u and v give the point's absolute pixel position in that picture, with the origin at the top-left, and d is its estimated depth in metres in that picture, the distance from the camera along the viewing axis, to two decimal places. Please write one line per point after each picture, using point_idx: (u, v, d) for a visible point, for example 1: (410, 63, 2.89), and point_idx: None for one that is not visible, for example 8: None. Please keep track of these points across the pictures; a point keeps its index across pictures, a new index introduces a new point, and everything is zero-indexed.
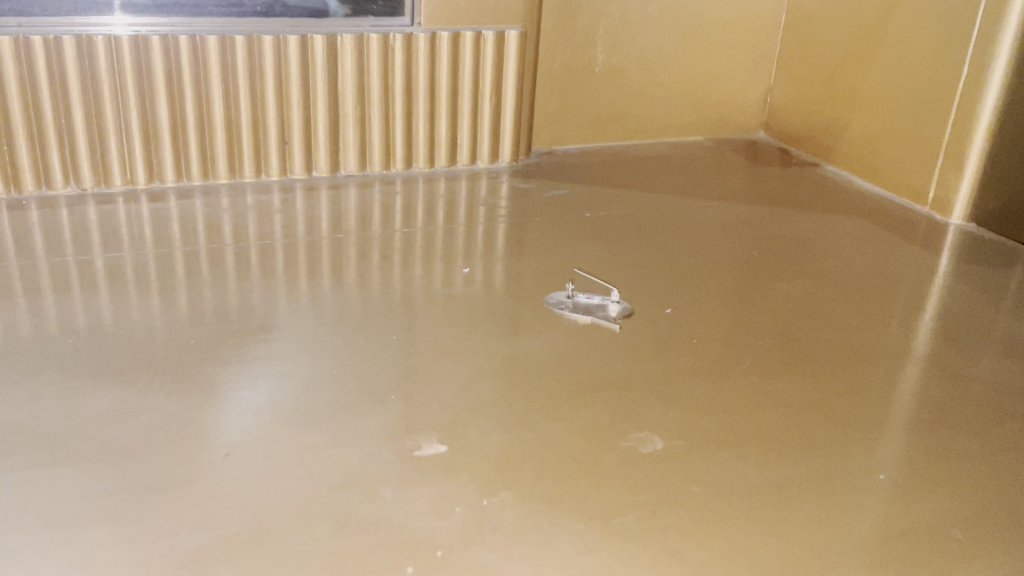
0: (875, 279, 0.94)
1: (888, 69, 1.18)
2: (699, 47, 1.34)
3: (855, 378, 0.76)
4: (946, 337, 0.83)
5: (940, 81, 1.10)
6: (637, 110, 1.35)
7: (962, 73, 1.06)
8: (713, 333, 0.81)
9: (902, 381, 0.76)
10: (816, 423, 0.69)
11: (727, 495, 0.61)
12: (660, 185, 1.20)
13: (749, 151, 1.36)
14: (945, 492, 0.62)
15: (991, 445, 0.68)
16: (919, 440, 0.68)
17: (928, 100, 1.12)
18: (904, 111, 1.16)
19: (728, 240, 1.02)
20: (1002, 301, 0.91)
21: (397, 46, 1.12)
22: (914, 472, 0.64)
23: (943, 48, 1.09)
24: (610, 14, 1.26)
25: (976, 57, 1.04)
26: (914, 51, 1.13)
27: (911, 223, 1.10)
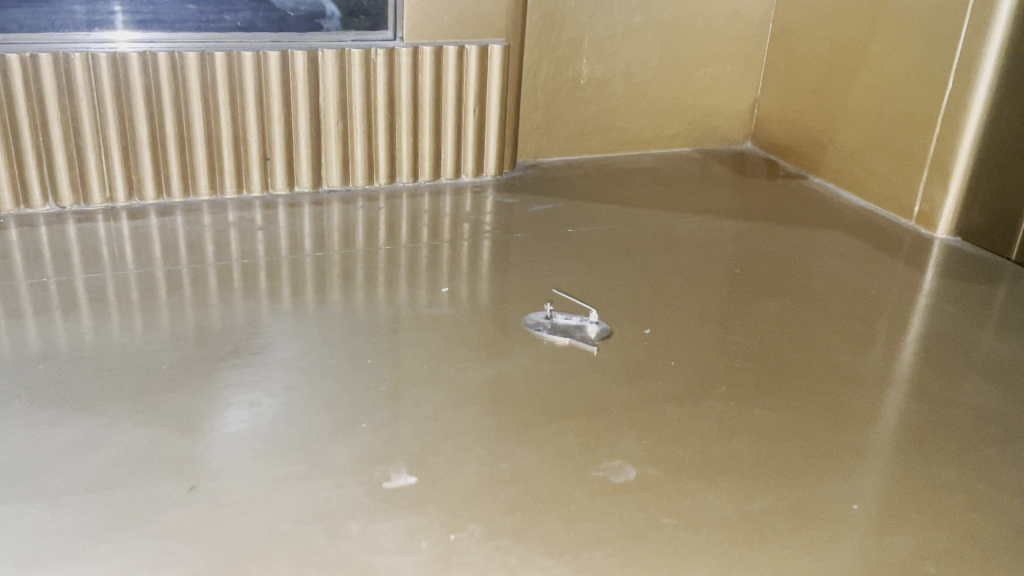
0: (856, 298, 0.94)
1: (872, 81, 1.18)
2: (684, 58, 1.34)
3: (836, 403, 0.76)
4: (927, 360, 0.83)
5: (924, 96, 1.10)
6: (621, 121, 1.35)
7: (947, 89, 1.07)
8: (694, 356, 0.81)
9: (881, 406, 0.76)
10: (795, 451, 0.69)
11: (703, 527, 0.60)
12: (643, 199, 1.19)
13: (734, 162, 1.36)
14: (922, 523, 0.62)
15: (970, 474, 0.68)
16: (897, 469, 0.68)
17: (911, 113, 1.12)
18: (888, 124, 1.16)
19: (710, 257, 1.02)
20: (982, 321, 0.91)
21: (379, 61, 1.11)
22: (892, 503, 0.64)
23: (925, 63, 1.09)
24: (594, 26, 1.26)
25: (960, 73, 1.05)
26: (897, 64, 1.14)
27: (893, 238, 1.11)
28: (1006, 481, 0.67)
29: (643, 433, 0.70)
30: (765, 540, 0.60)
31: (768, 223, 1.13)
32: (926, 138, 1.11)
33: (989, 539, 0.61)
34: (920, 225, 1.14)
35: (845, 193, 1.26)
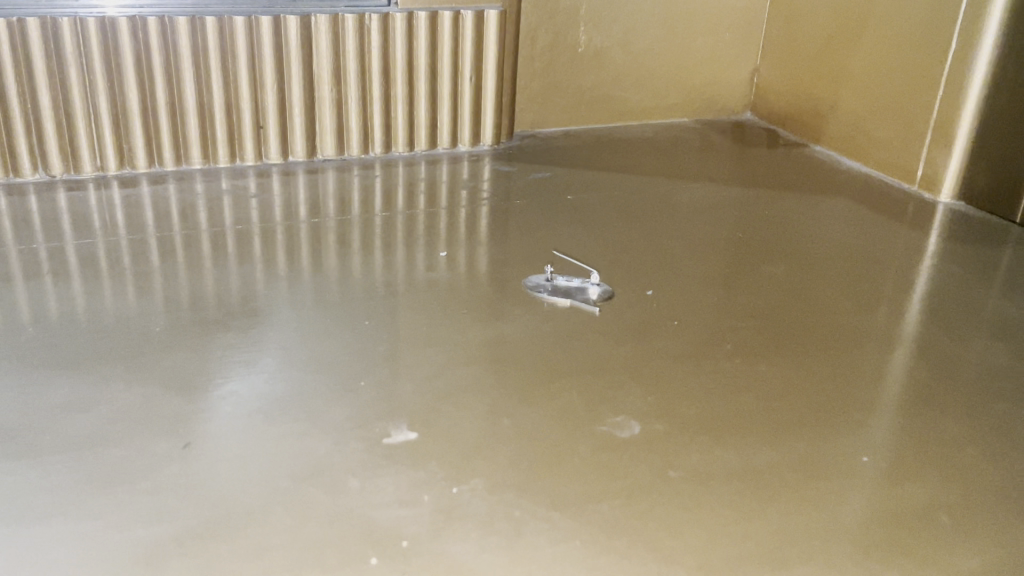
0: (860, 261, 0.93)
1: (874, 45, 1.17)
2: (683, 26, 1.32)
3: (842, 360, 0.75)
4: (932, 318, 0.82)
5: (927, 58, 1.09)
6: (620, 90, 1.33)
7: (951, 50, 1.05)
8: (697, 316, 0.80)
9: (888, 362, 0.75)
10: (802, 406, 0.68)
11: (710, 480, 0.59)
12: (643, 166, 1.18)
13: (734, 132, 1.35)
14: (933, 476, 0.61)
15: (980, 428, 0.67)
16: (905, 423, 0.67)
17: (913, 75, 1.11)
18: (891, 88, 1.15)
19: (712, 221, 1.01)
20: (987, 281, 0.90)
21: (373, 26, 1.09)
22: (901, 456, 0.63)
23: (928, 24, 1.08)
24: None
25: (964, 33, 1.03)
26: (899, 26, 1.12)
27: (896, 203, 1.09)
28: (1016, 433, 0.66)
29: (647, 389, 0.68)
30: (774, 492, 0.58)
31: (770, 189, 1.12)
32: (929, 101, 1.09)
33: (1001, 491, 0.60)
34: (923, 189, 1.13)
35: (846, 160, 1.24)
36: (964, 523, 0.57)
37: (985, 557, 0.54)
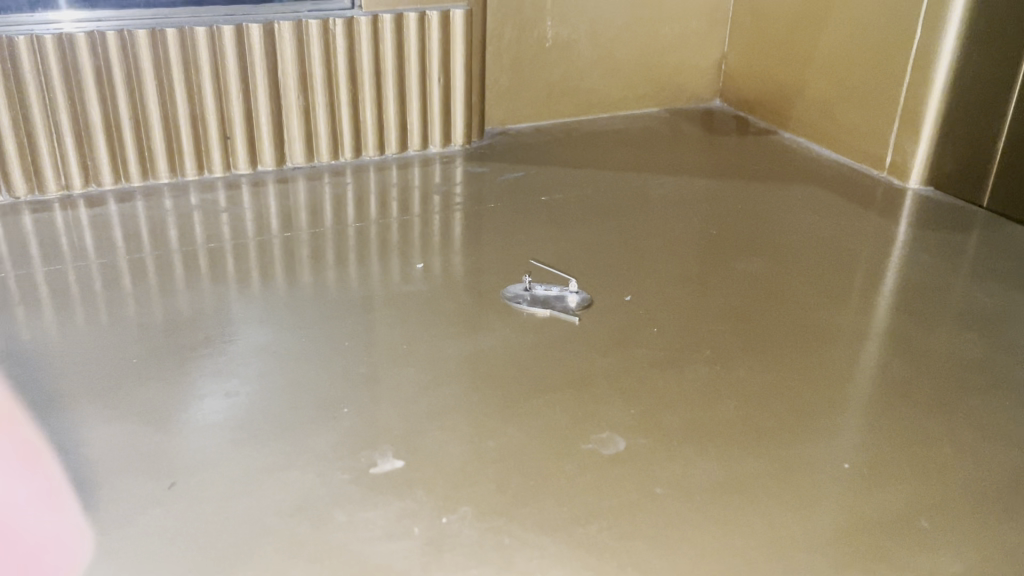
0: (832, 252, 0.94)
1: (840, 32, 1.17)
2: (649, 15, 1.31)
3: (818, 360, 0.75)
4: (904, 311, 0.83)
5: (892, 46, 1.09)
6: (589, 83, 1.32)
7: (915, 38, 1.06)
8: (674, 320, 0.80)
9: (862, 359, 0.76)
10: (781, 410, 0.69)
11: (694, 494, 0.60)
12: (615, 161, 1.18)
13: (703, 121, 1.35)
14: (912, 477, 0.62)
15: (955, 424, 0.68)
16: (882, 423, 0.68)
17: (880, 62, 1.12)
18: (858, 74, 1.15)
19: (686, 218, 1.01)
20: (956, 269, 0.91)
21: (338, 30, 1.07)
22: (879, 457, 0.64)
23: (892, 12, 1.08)
24: None
25: (927, 21, 1.04)
26: (864, 12, 1.13)
27: (867, 190, 1.10)
28: (989, 430, 0.67)
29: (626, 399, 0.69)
30: (759, 504, 0.59)
31: (742, 180, 1.12)
32: (896, 87, 1.10)
33: (977, 490, 0.61)
34: (891, 174, 1.14)
35: (816, 146, 1.25)
36: (943, 526, 0.58)
37: (965, 562, 0.55)
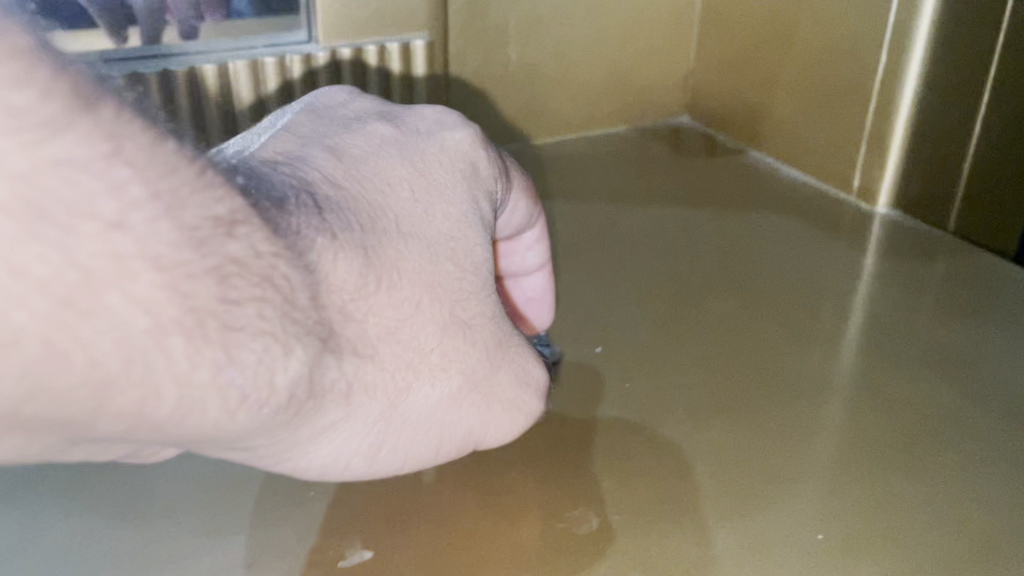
0: (795, 284, 0.93)
1: (798, 55, 1.12)
2: (613, 32, 1.25)
3: (790, 399, 0.60)
4: (874, 339, 0.69)
5: (857, 73, 1.04)
6: (555, 104, 1.26)
7: (878, 68, 1.01)
8: (631, 344, 0.69)
9: (829, 395, 0.61)
10: (752, 460, 0.52)
11: (673, 463, 0.52)
12: (585, 189, 1.16)
13: (672, 142, 1.30)
14: (894, 462, 0.53)
15: (949, 480, 0.52)
16: (863, 471, 0.52)
17: (845, 88, 1.06)
18: (819, 91, 1.10)
19: (657, 256, 0.99)
20: (922, 295, 0.89)
21: None
22: (852, 438, 0.56)
23: (856, 36, 1.02)
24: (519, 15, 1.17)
25: (890, 50, 0.99)
26: (827, 33, 1.06)
27: (835, 215, 1.07)
28: (984, 430, 0.57)
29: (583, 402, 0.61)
30: (731, 479, 0.51)
31: (708, 209, 1.10)
32: (859, 105, 1.05)
33: (972, 482, 0.52)
34: (857, 198, 1.09)
35: (782, 165, 1.20)
36: (935, 518, 0.48)
37: None
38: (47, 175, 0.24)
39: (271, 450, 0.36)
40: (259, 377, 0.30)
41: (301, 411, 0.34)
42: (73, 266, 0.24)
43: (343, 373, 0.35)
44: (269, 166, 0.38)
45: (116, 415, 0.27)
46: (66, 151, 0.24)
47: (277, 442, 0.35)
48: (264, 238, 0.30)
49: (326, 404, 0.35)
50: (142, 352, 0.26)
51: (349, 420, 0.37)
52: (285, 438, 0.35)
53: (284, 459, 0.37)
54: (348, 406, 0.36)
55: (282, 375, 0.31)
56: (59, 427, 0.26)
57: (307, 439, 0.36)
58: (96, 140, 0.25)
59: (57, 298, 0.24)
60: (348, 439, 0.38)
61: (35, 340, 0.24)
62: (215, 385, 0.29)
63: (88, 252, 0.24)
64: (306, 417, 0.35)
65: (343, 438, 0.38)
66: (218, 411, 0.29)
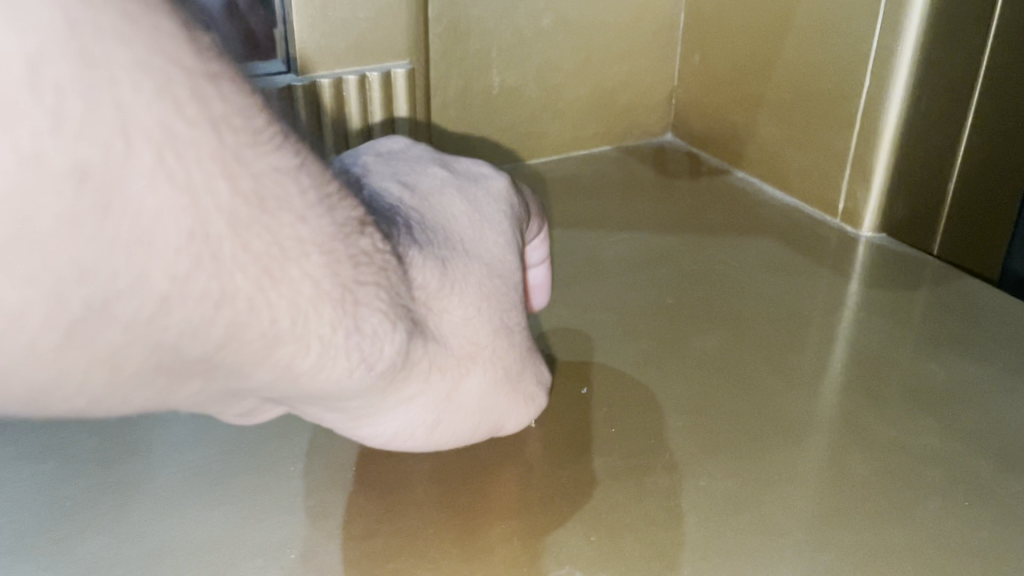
0: (785, 321, 0.81)
1: (802, 63, 0.98)
2: (594, 43, 1.12)
3: (779, 459, 0.62)
4: (856, 391, 0.71)
5: (838, 90, 0.94)
6: (538, 124, 1.14)
7: (863, 82, 0.91)
8: (632, 392, 0.70)
9: (813, 455, 0.63)
10: (748, 533, 0.55)
11: (670, 519, 0.56)
12: (562, 212, 1.05)
13: (656, 164, 1.18)
14: (880, 510, 0.58)
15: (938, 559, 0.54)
16: (851, 541, 0.55)
17: (809, 109, 0.99)
18: (807, 107, 0.99)
19: (638, 286, 0.88)
20: (934, 343, 0.78)
21: None
22: (840, 484, 0.60)
23: (823, 55, 0.95)
24: (502, 33, 1.05)
25: (874, 65, 0.89)
26: (797, 50, 0.98)
27: (819, 239, 0.97)
28: (965, 473, 0.61)
29: (565, 459, 0.62)
30: (729, 536, 0.55)
31: (690, 234, 1.00)
32: (846, 123, 0.94)
33: (951, 525, 0.56)
34: (844, 222, 0.99)
35: (767, 186, 1.09)
36: (921, 567, 0.53)
37: None
38: (260, 178, 0.32)
39: (359, 416, 0.45)
40: (376, 348, 0.40)
41: (395, 381, 0.43)
42: (276, 245, 0.33)
43: (426, 354, 0.45)
44: (369, 193, 0.48)
45: (277, 360, 0.36)
46: (268, 158, 0.33)
47: (367, 411, 0.44)
48: (382, 243, 0.41)
49: (410, 382, 0.44)
50: (304, 313, 0.35)
51: (420, 398, 0.46)
52: (374, 408, 0.44)
53: (366, 425, 0.45)
54: (425, 385, 0.45)
55: (389, 348, 0.41)
56: (233, 366, 0.35)
57: (386, 409, 0.45)
58: (289, 154, 0.34)
59: (255, 271, 0.33)
60: (415, 416, 0.46)
61: (242, 297, 0.33)
62: (343, 350, 0.38)
63: (284, 235, 0.34)
64: (392, 391, 0.44)
65: (408, 414, 0.46)
66: (343, 369, 0.39)
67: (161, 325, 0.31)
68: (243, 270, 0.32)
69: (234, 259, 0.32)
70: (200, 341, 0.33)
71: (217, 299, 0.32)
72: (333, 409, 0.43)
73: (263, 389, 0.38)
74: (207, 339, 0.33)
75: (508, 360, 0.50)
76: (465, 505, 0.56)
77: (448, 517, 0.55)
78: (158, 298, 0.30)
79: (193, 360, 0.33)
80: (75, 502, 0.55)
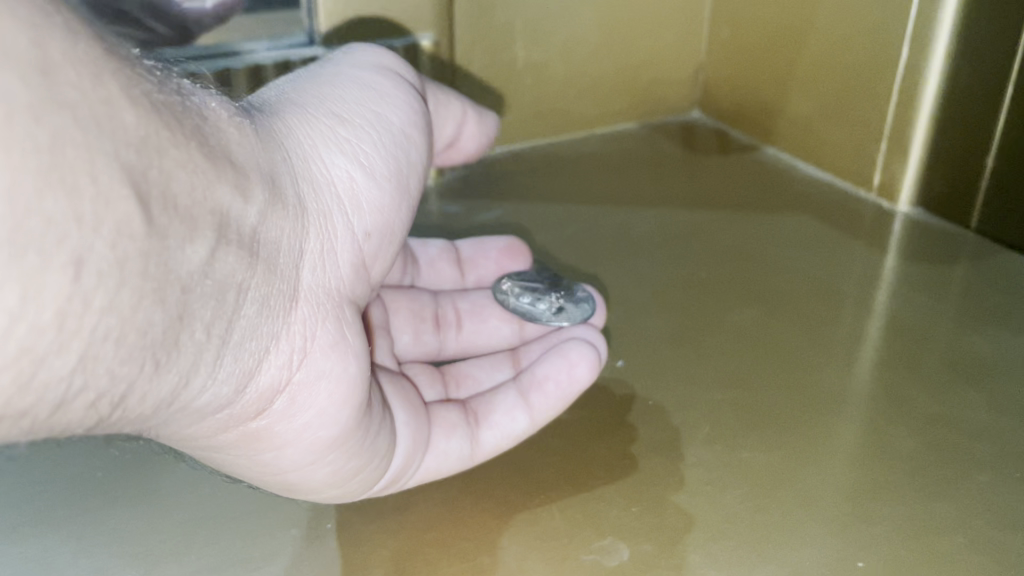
0: (819, 296, 0.78)
1: (838, 34, 0.94)
2: (622, 18, 1.07)
3: (822, 437, 0.60)
4: (894, 362, 0.69)
5: (877, 60, 0.90)
6: (564, 103, 1.09)
7: (904, 47, 0.87)
8: (660, 367, 0.68)
9: (859, 430, 0.60)
10: (794, 507, 0.53)
11: (711, 495, 0.54)
12: (587, 187, 1.01)
13: (683, 140, 1.13)
14: (927, 486, 0.55)
15: (992, 528, 0.52)
16: (902, 510, 0.53)
17: (847, 81, 0.94)
18: (843, 79, 0.95)
19: (668, 261, 0.85)
20: (975, 316, 0.75)
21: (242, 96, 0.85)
22: (885, 458, 0.58)
23: (862, 24, 0.91)
24: (528, 6, 1.01)
25: (917, 32, 0.86)
26: (835, 19, 0.94)
27: (854, 213, 0.93)
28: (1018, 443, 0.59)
29: (603, 437, 0.59)
30: (771, 508, 0.53)
31: (722, 210, 0.95)
32: (885, 95, 0.91)
33: (1006, 495, 0.55)
34: (880, 196, 0.95)
35: (801, 164, 1.04)
36: (969, 544, 0.51)
37: None
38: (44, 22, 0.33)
39: (341, 271, 0.48)
40: (245, 151, 0.42)
41: (302, 184, 0.46)
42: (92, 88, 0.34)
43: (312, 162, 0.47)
44: None
45: (190, 215, 0.37)
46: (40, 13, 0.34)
47: (334, 257, 0.48)
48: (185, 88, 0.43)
49: (316, 182, 0.47)
50: (165, 143, 0.36)
51: (345, 195, 0.48)
52: (334, 245, 0.47)
53: (349, 291, 0.49)
54: (328, 174, 0.48)
55: (257, 153, 0.43)
56: (164, 256, 0.36)
57: (339, 241, 0.48)
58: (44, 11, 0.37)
59: (105, 130, 0.33)
60: (364, 213, 0.49)
61: (100, 157, 0.33)
62: (227, 160, 0.40)
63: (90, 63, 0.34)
64: (315, 214, 0.46)
65: (357, 227, 0.49)
66: (247, 172, 0.42)
67: (34, 236, 0.31)
68: (89, 142, 0.33)
69: (62, 131, 0.32)
70: (104, 227, 0.33)
71: (76, 215, 0.32)
72: (309, 281, 0.46)
73: (228, 292, 0.40)
74: (109, 220, 0.33)
75: (366, 102, 0.52)
76: (494, 492, 0.54)
77: (482, 494, 0.53)
78: (24, 193, 0.30)
79: (116, 248, 0.33)
80: (98, 486, 0.53)
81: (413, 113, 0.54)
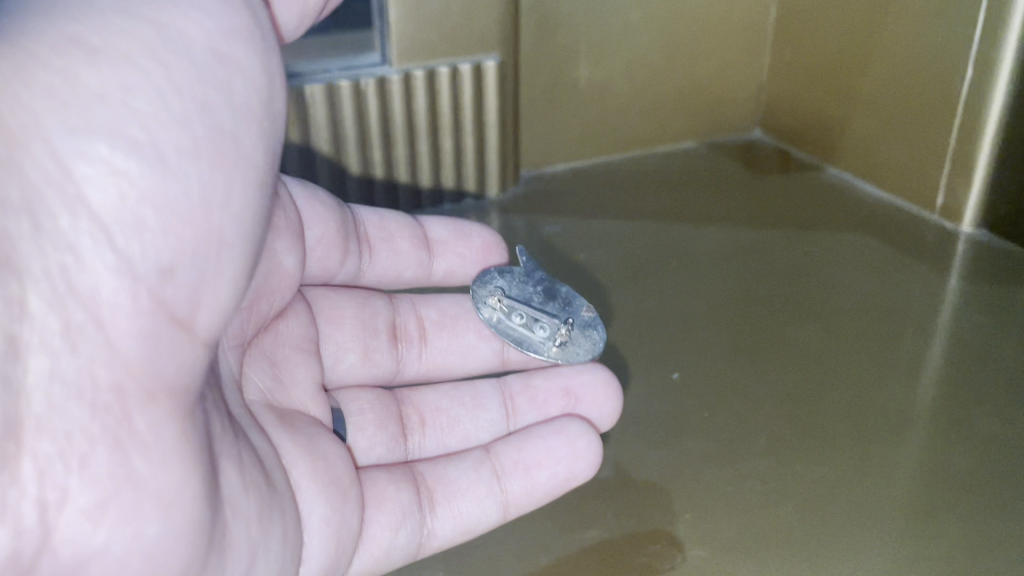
0: (880, 315, 0.79)
1: (902, 53, 0.94)
2: (685, 38, 1.09)
3: (875, 456, 0.60)
4: (954, 382, 0.69)
5: (940, 81, 0.91)
6: (625, 122, 1.11)
7: (968, 69, 0.87)
8: (711, 379, 0.69)
9: (915, 449, 0.61)
10: (847, 521, 0.54)
11: (764, 507, 0.55)
12: (647, 203, 1.03)
13: (745, 158, 1.14)
14: (982, 505, 0.56)
15: None
16: (955, 527, 0.54)
17: (909, 100, 0.94)
18: (906, 98, 0.95)
19: (725, 279, 0.86)
20: None
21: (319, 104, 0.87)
22: (941, 477, 0.58)
23: (926, 44, 0.91)
24: (592, 27, 1.04)
25: (982, 53, 0.86)
26: (898, 37, 0.94)
27: (917, 233, 0.93)
28: None
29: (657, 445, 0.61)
30: (824, 523, 0.54)
31: (780, 228, 0.96)
32: (949, 116, 0.90)
33: None
34: (943, 216, 0.94)
35: (863, 183, 1.04)
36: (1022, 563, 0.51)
37: None
38: None
39: (124, 353, 0.40)
40: None
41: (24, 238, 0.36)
42: None
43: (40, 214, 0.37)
44: None
45: None
46: None
47: (106, 333, 0.39)
48: None
49: (45, 209, 0.37)
50: None
51: (104, 218, 0.39)
52: (99, 314, 0.39)
53: (142, 374, 0.40)
54: (71, 184, 0.38)
55: None
56: None
57: (107, 305, 0.39)
58: None
59: None
60: (150, 237, 0.41)
61: None
62: None
63: None
64: (52, 286, 0.37)
65: (138, 261, 0.40)
66: None
67: None
68: None
69: None
70: None
71: None
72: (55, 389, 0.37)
73: None
74: None
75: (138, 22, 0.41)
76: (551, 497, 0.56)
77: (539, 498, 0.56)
78: None
79: None
80: None
81: (215, 13, 0.44)
